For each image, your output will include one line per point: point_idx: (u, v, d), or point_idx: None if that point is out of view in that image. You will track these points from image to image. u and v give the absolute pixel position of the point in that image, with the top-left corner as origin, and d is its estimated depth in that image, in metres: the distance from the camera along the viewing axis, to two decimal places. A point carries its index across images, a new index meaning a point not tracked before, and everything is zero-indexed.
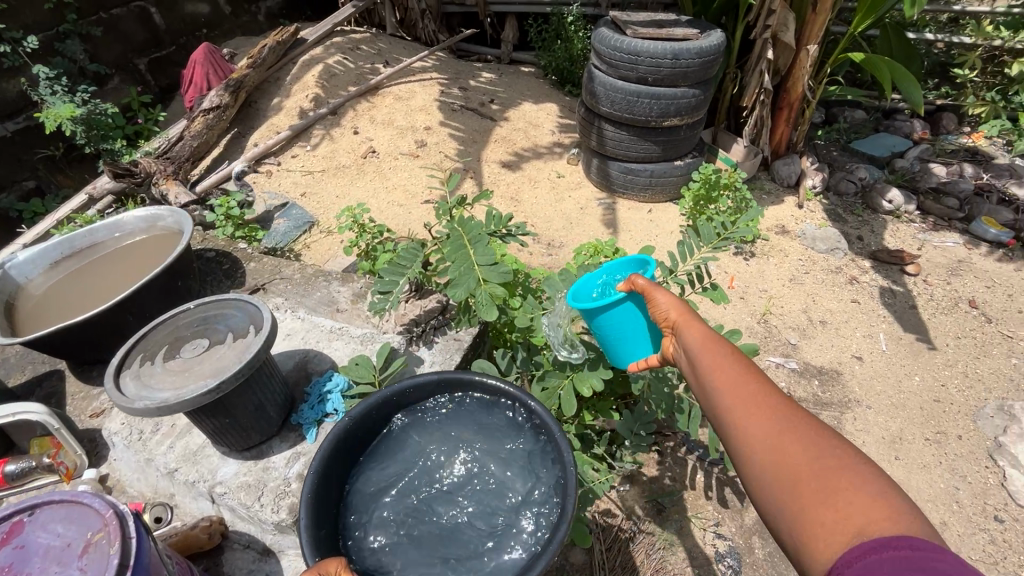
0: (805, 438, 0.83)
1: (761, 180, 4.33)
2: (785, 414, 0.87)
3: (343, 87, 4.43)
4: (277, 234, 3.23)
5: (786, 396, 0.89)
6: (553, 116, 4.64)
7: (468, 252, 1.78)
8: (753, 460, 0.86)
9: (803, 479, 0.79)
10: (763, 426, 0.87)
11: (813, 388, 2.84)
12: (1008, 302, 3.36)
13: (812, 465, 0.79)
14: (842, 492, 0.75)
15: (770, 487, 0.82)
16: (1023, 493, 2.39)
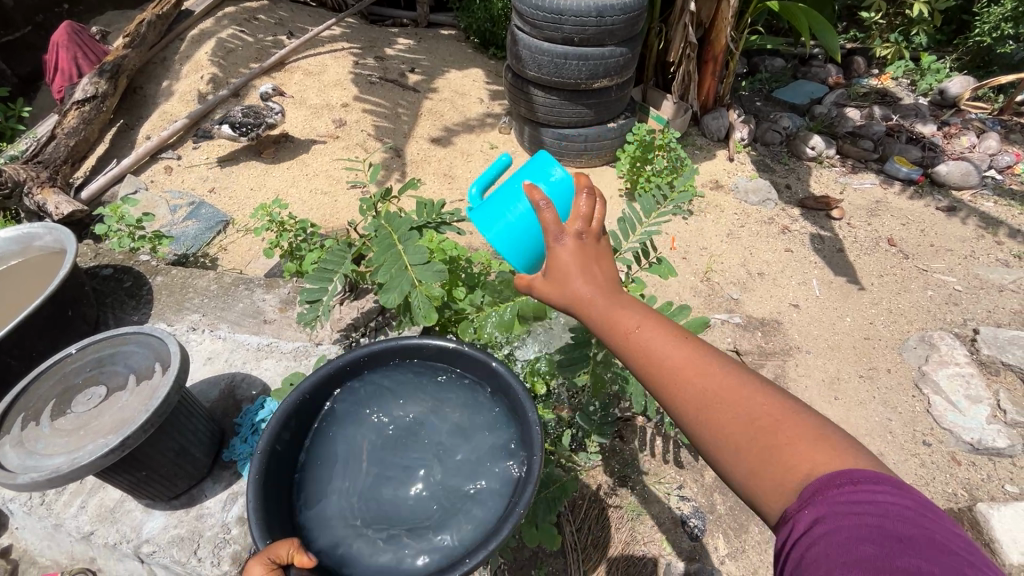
0: (728, 386, 0.74)
1: (693, 136, 4.35)
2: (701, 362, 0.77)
3: (244, 65, 3.99)
4: (185, 239, 2.89)
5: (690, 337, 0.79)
6: (479, 83, 4.42)
7: (399, 252, 1.64)
8: (698, 427, 0.74)
9: (743, 432, 0.71)
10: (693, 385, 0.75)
11: (757, 340, 2.94)
12: (921, 237, 3.57)
13: (742, 415, 0.71)
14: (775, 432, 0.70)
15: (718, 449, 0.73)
16: (945, 416, 2.58)
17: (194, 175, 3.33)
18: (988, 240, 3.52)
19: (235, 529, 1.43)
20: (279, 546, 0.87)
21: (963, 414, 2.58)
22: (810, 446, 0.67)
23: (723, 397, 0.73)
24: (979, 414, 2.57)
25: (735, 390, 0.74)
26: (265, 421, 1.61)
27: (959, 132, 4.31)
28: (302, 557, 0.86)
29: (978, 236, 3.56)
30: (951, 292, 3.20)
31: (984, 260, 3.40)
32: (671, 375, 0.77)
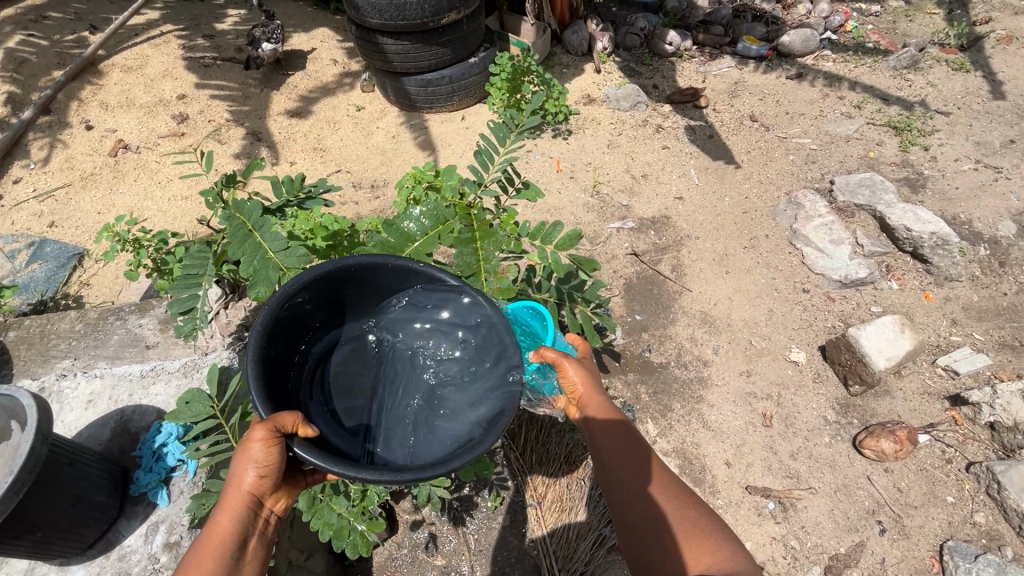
0: (658, 485, 1.06)
1: (558, 55, 4.32)
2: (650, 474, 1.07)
3: (47, 74, 3.44)
4: (35, 284, 2.59)
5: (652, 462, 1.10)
6: (329, 43, 4.13)
7: (257, 241, 1.54)
8: (631, 508, 1.04)
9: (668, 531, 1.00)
10: (636, 465, 1.07)
11: (651, 238, 3.11)
12: (777, 107, 3.84)
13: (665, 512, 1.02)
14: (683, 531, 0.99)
15: (636, 525, 1.02)
16: (817, 263, 2.89)
17: (25, 212, 2.93)
18: (832, 98, 3.85)
19: (163, 557, 1.38)
20: (285, 417, 0.90)
21: (830, 257, 2.89)
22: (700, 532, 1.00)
23: (655, 496, 1.04)
24: (843, 253, 2.90)
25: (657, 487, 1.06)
26: (166, 445, 1.53)
27: (795, 2, 4.59)
28: (307, 430, 0.92)
29: (824, 95, 3.88)
30: (809, 153, 3.50)
31: (831, 117, 3.73)
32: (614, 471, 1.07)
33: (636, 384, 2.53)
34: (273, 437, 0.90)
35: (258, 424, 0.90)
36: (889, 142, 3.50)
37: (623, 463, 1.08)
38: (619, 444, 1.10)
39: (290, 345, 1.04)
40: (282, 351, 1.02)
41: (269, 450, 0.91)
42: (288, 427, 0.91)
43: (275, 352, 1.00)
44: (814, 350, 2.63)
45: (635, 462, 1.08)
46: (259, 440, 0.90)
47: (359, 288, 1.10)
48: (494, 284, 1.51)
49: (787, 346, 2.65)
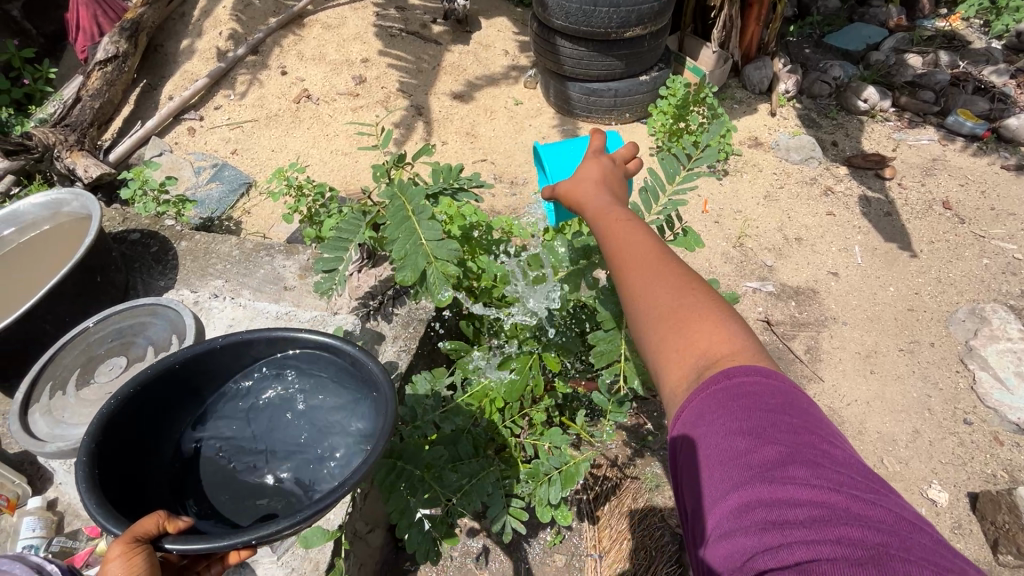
0: (669, 274, 0.85)
1: (732, 88, 4.04)
2: (665, 260, 0.87)
3: (263, 19, 3.85)
4: (209, 202, 2.91)
5: (665, 249, 0.88)
6: (505, 34, 4.21)
7: (413, 225, 1.58)
8: (631, 303, 0.86)
9: (669, 320, 0.80)
10: (640, 247, 0.89)
11: (790, 310, 2.81)
12: (981, 199, 3.29)
13: (672, 304, 0.81)
14: (693, 324, 0.78)
15: (638, 318, 0.85)
16: (990, 394, 2.44)
17: (217, 137, 3.31)
18: None
19: None
20: (143, 523, 0.81)
21: (1010, 392, 2.43)
22: (726, 341, 0.75)
23: (666, 296, 0.82)
24: None
25: (672, 284, 0.83)
26: None
27: None
28: (176, 523, 0.85)
29: None
30: (1009, 261, 2.97)
31: None
32: (615, 259, 0.90)
33: None
34: (129, 546, 0.79)
35: (115, 543, 0.79)
36: None
37: (623, 250, 0.90)
38: (623, 233, 0.92)
39: (130, 447, 0.97)
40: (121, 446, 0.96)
41: (131, 564, 0.78)
42: (152, 527, 0.82)
43: (114, 468, 0.93)
44: (961, 494, 2.22)
45: (639, 245, 0.89)
46: (116, 559, 0.78)
47: (201, 372, 1.06)
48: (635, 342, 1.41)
49: (927, 478, 2.26)
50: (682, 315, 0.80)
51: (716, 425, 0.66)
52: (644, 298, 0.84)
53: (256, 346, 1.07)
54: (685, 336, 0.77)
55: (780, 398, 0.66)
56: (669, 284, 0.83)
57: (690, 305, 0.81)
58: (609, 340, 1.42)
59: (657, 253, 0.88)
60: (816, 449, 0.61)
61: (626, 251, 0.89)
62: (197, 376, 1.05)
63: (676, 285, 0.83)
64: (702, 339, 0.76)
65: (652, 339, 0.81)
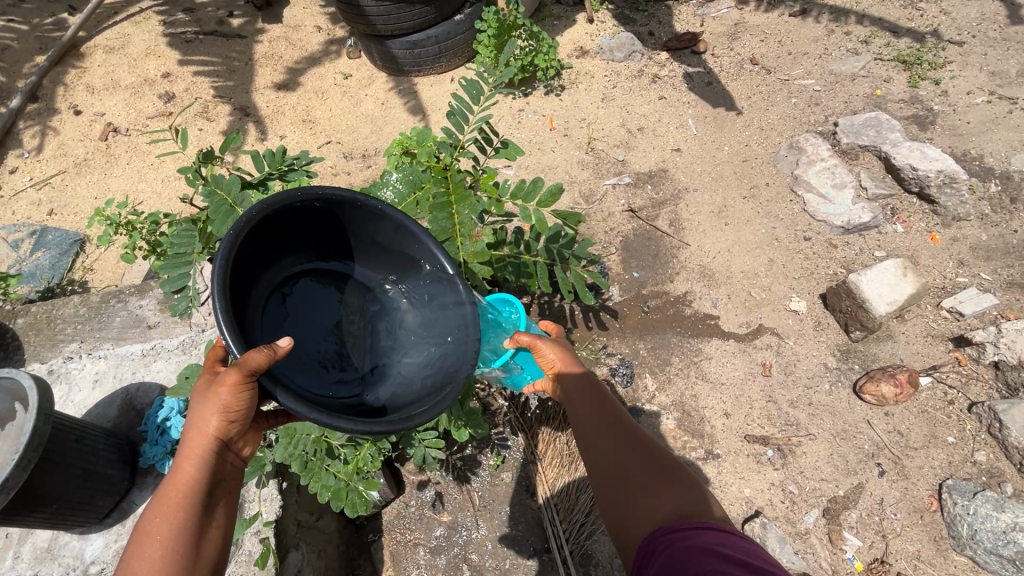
0: (631, 452, 1.05)
1: (548, 6, 4.13)
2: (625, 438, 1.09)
3: (30, 60, 3.41)
4: (41, 272, 2.64)
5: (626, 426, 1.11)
6: (311, 9, 4.01)
7: (238, 216, 1.55)
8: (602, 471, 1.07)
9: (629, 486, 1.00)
10: (603, 426, 1.12)
11: (648, 193, 3.05)
12: (779, 48, 3.67)
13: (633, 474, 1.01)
14: (650, 488, 0.98)
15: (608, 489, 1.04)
16: (819, 209, 2.81)
17: (24, 202, 2.97)
18: (837, 34, 3.66)
19: None
20: (258, 357, 0.88)
21: (832, 203, 2.81)
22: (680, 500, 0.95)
23: (631, 466, 1.03)
24: (846, 198, 2.81)
25: (641, 458, 1.04)
26: (168, 420, 1.57)
27: None
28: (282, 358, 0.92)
29: (828, 32, 3.69)
30: (812, 94, 3.36)
31: (836, 55, 3.55)
32: (584, 441, 1.13)
33: (634, 340, 2.53)
34: (246, 382, 0.89)
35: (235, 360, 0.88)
36: (897, 78, 3.35)
37: (592, 429, 1.12)
38: (592, 413, 1.14)
39: (248, 265, 1.01)
40: (251, 259, 1.02)
41: (238, 394, 0.90)
42: (256, 361, 0.89)
43: (239, 276, 0.99)
44: (815, 298, 2.60)
45: (602, 425, 1.12)
46: (230, 385, 0.88)
47: (334, 218, 1.11)
48: (469, 248, 1.50)
49: (787, 295, 2.62)
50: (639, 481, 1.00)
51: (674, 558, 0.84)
52: (610, 467, 1.05)
53: (386, 225, 1.13)
54: (642, 498, 0.97)
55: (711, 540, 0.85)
56: (627, 455, 1.05)
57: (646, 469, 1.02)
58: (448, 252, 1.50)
59: (621, 429, 1.10)
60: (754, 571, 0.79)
61: (592, 433, 1.12)
62: (335, 220, 1.11)
63: (634, 452, 1.05)
64: (658, 495, 0.97)
65: (614, 499, 1.00)
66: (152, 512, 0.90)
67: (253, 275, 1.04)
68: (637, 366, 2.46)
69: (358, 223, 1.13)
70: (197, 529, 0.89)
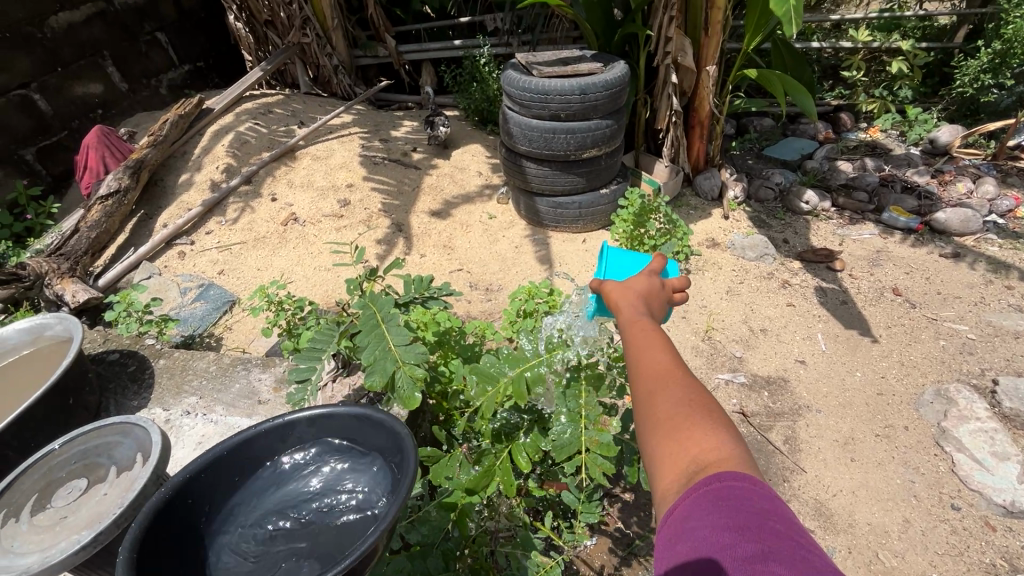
0: (677, 389, 0.94)
1: (687, 197, 4.43)
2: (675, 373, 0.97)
3: (257, 154, 4.25)
4: (192, 320, 3.00)
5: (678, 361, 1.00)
6: (479, 157, 4.67)
7: (383, 332, 1.67)
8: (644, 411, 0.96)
9: (670, 429, 0.89)
10: (651, 357, 1.01)
11: (764, 400, 2.85)
12: (927, 284, 3.52)
13: (676, 416, 0.90)
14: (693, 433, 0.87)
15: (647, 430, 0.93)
16: (971, 476, 2.42)
17: (205, 259, 3.49)
18: (997, 286, 3.45)
19: None
20: None
21: (991, 473, 2.42)
22: (722, 453, 0.82)
23: (672, 405, 0.92)
24: (1009, 473, 2.41)
25: (686, 401, 0.92)
26: None
27: (954, 179, 4.37)
28: None
29: (986, 281, 3.50)
30: (965, 341, 3.10)
31: (996, 307, 3.31)
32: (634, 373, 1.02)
33: None
34: None
35: None
36: None
37: (641, 359, 1.02)
38: (645, 347, 1.04)
39: (176, 530, 1.09)
40: (165, 527, 1.07)
41: None
42: None
43: (151, 548, 1.03)
44: None
45: (652, 358, 1.01)
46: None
47: (246, 452, 1.21)
48: (593, 434, 1.52)
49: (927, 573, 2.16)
50: (686, 423, 0.88)
51: (697, 520, 0.72)
52: (654, 401, 0.94)
53: (297, 427, 1.24)
54: (686, 442, 0.86)
55: (760, 501, 0.72)
56: (674, 391, 0.94)
57: (692, 412, 0.90)
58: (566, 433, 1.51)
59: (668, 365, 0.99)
60: (788, 550, 0.65)
61: (640, 363, 1.01)
62: (248, 456, 1.21)
63: (682, 394, 0.93)
64: (698, 442, 0.85)
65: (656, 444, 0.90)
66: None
67: (178, 538, 1.08)
68: None
69: (266, 445, 1.23)
70: None
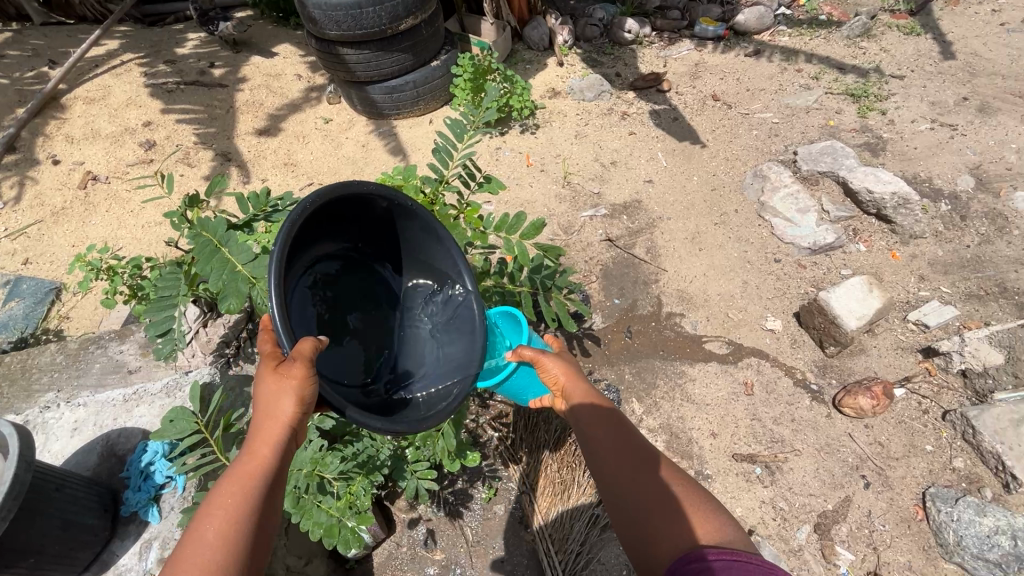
0: (644, 463, 1.07)
1: (520, 52, 4.36)
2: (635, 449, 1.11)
3: (9, 113, 3.43)
4: (14, 322, 2.58)
5: (633, 435, 1.14)
6: (292, 58, 4.15)
7: (224, 256, 1.58)
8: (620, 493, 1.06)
9: (654, 511, 1.00)
10: (613, 439, 1.12)
11: (624, 223, 3.16)
12: (738, 85, 3.93)
13: (654, 495, 1.02)
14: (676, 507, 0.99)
15: (631, 515, 1.02)
16: (785, 232, 2.96)
17: None
18: (790, 71, 3.94)
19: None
20: (307, 347, 0.89)
21: (798, 226, 2.96)
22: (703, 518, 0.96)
23: (648, 484, 1.04)
24: (810, 221, 2.96)
25: (656, 476, 1.05)
26: (153, 463, 1.55)
27: None
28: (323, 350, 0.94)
29: (782, 70, 3.96)
30: (771, 126, 3.58)
31: (791, 90, 3.80)
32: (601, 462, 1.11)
33: (618, 366, 2.57)
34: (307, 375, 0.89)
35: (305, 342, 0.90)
36: (847, 110, 3.59)
37: (605, 440, 1.12)
38: (605, 430, 1.14)
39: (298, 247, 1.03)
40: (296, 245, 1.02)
41: (298, 391, 0.90)
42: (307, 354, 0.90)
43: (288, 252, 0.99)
44: (790, 317, 2.69)
45: (613, 439, 1.12)
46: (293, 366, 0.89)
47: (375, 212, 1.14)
48: None
49: (763, 315, 2.71)
50: (666, 498, 1.01)
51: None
52: (635, 486, 1.04)
53: (418, 225, 1.17)
54: (672, 521, 0.97)
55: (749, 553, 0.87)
56: (642, 469, 1.07)
57: (666, 489, 1.03)
58: None
59: (629, 441, 1.12)
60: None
61: (606, 451, 1.11)
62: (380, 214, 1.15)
63: (652, 473, 1.06)
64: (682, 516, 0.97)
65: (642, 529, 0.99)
66: (215, 502, 0.86)
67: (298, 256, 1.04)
68: (625, 391, 2.49)
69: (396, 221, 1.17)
70: (253, 519, 0.86)
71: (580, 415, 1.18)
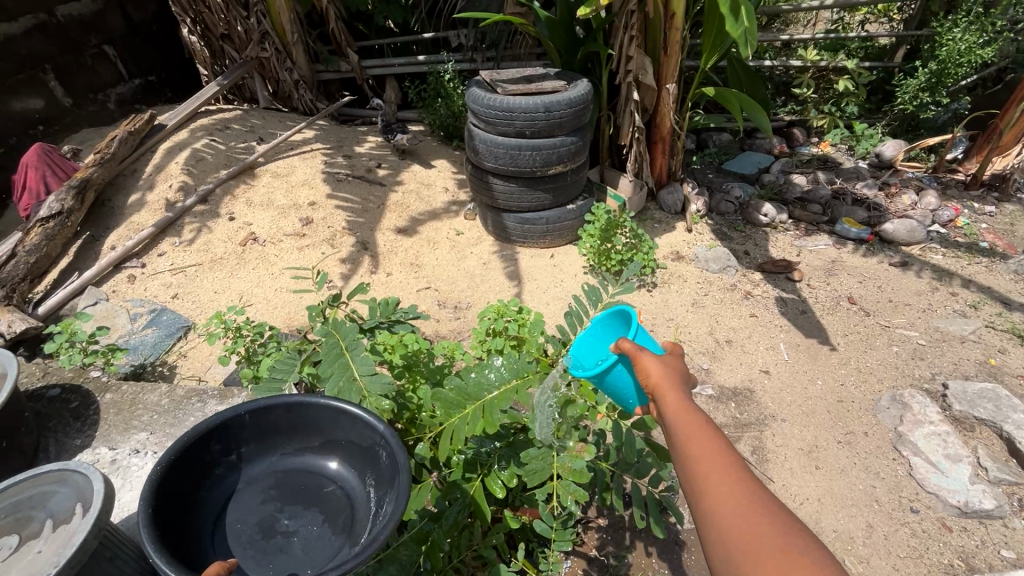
0: (748, 492, 0.84)
1: (652, 210, 4.51)
2: (737, 478, 0.86)
3: (214, 172, 4.11)
4: (143, 348, 2.84)
5: (737, 459, 0.88)
6: (445, 173, 4.64)
7: (346, 362, 1.61)
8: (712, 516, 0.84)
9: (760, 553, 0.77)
10: (708, 455, 0.89)
11: (731, 411, 2.89)
12: (879, 293, 3.68)
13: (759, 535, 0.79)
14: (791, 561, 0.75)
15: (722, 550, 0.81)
16: (928, 479, 2.51)
17: (158, 282, 3.34)
18: (942, 293, 3.63)
19: None
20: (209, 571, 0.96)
21: (945, 475, 2.51)
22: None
23: (746, 520, 0.81)
24: (961, 474, 2.51)
25: (758, 510, 0.81)
26: None
27: (899, 191, 4.60)
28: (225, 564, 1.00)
29: (932, 288, 3.68)
30: (915, 347, 3.24)
31: (941, 313, 3.48)
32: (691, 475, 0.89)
33: None
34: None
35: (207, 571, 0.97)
36: (1012, 351, 3.17)
37: (698, 455, 0.89)
38: (700, 442, 0.91)
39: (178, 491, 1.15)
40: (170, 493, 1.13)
41: None
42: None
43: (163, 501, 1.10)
44: None
45: (708, 457, 0.89)
46: None
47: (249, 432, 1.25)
48: (565, 460, 1.51)
49: None
50: (775, 541, 0.77)
51: None
52: (729, 518, 0.82)
53: (278, 415, 1.27)
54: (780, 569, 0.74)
55: None
56: (745, 502, 0.82)
57: (772, 526, 0.79)
58: (541, 459, 1.50)
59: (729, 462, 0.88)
60: None
61: (699, 466, 0.88)
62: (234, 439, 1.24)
63: (760, 512, 0.81)
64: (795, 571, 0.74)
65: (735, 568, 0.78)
66: None
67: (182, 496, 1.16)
68: None
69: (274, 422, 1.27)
70: None
71: (673, 423, 0.96)
